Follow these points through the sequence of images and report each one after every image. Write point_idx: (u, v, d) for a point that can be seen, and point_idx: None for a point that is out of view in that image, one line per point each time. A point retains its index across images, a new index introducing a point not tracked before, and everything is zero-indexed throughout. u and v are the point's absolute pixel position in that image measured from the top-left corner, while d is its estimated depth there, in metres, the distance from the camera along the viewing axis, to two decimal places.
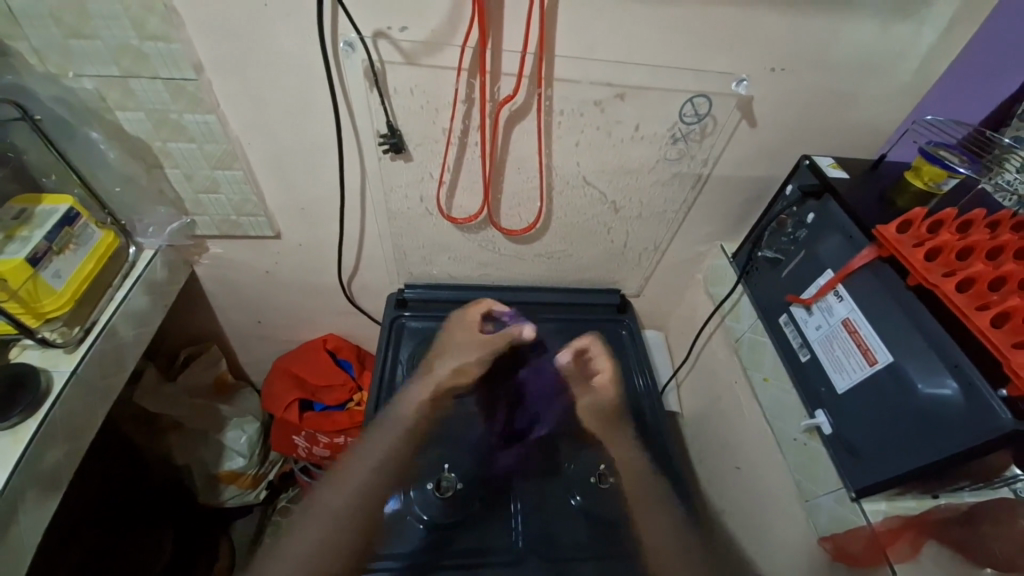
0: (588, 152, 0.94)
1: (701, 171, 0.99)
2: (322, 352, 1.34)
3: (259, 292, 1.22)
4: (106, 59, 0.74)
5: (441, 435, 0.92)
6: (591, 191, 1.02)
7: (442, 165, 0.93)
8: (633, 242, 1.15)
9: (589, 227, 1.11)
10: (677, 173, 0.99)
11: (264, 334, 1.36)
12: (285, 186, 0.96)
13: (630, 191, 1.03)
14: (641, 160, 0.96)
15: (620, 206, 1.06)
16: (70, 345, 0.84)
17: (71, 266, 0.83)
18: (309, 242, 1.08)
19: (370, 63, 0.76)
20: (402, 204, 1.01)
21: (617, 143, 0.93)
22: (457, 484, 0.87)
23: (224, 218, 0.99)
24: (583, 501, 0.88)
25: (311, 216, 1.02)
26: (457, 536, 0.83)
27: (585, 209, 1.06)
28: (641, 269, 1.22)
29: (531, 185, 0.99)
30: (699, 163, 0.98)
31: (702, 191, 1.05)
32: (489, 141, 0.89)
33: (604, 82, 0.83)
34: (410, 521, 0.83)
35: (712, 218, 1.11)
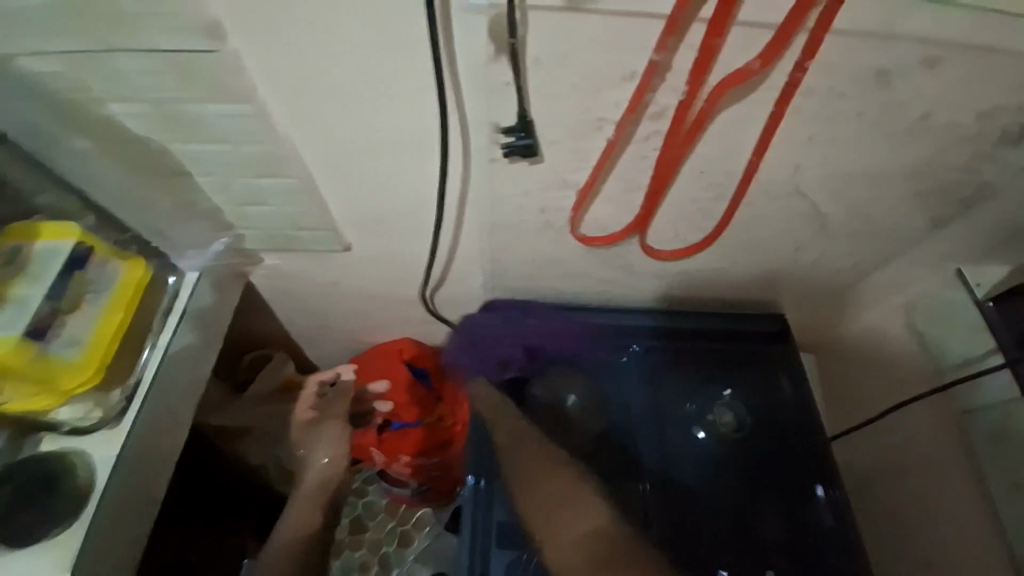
0: (827, 152, 0.58)
1: (996, 179, 0.62)
2: (397, 362, 1.13)
3: (321, 303, 0.99)
4: (75, 24, 0.46)
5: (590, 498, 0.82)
6: (801, 205, 0.67)
7: (592, 179, 0.60)
8: (831, 264, 0.81)
9: (773, 247, 0.76)
10: (954, 180, 0.62)
11: (330, 338, 1.17)
12: (352, 197, 0.66)
13: (862, 205, 0.67)
14: (906, 162, 0.59)
15: (837, 223, 0.70)
16: (110, 417, 0.67)
17: (89, 325, 0.62)
18: (384, 258, 0.81)
19: (507, 18, 0.43)
20: (513, 217, 0.70)
21: (882, 137, 0.56)
22: None
23: (277, 233, 0.74)
24: None
25: (387, 232, 0.73)
26: None
27: (778, 227, 0.72)
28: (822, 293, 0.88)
29: (715, 198, 0.65)
30: (1000, 168, 0.60)
31: (975, 205, 0.67)
32: (677, 142, 0.55)
33: (909, 37, 0.46)
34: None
35: (966, 239, 0.73)
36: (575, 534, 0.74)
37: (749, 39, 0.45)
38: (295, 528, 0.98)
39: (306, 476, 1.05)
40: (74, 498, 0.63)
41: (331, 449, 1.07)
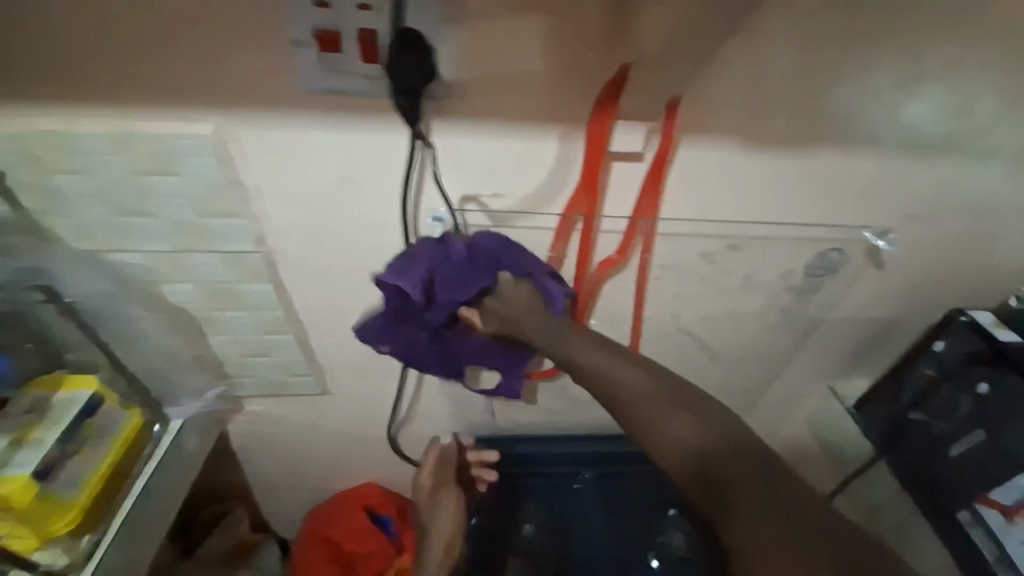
0: (686, 303, 0.82)
1: (818, 316, 0.86)
2: (359, 509, 1.15)
3: (294, 445, 1.06)
4: (159, 235, 0.66)
5: None
6: (687, 339, 0.88)
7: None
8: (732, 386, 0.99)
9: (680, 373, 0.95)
10: (788, 317, 0.86)
11: (294, 485, 1.18)
12: (338, 346, 0.82)
13: (732, 337, 0.89)
14: (748, 307, 0.83)
15: (721, 351, 0.91)
16: (77, 568, 0.69)
17: (88, 467, 0.70)
18: (358, 398, 0.93)
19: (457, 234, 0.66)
20: None
21: (724, 291, 0.80)
22: None
23: (269, 379, 0.87)
24: None
25: (364, 374, 0.88)
26: None
27: (681, 357, 0.91)
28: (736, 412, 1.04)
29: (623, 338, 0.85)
30: (816, 308, 0.85)
31: (814, 334, 0.90)
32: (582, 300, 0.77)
33: (717, 237, 0.72)
34: None
35: (824, 361, 0.94)
36: (676, 448, 0.49)
37: (614, 239, 0.70)
38: None
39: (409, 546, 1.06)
40: None
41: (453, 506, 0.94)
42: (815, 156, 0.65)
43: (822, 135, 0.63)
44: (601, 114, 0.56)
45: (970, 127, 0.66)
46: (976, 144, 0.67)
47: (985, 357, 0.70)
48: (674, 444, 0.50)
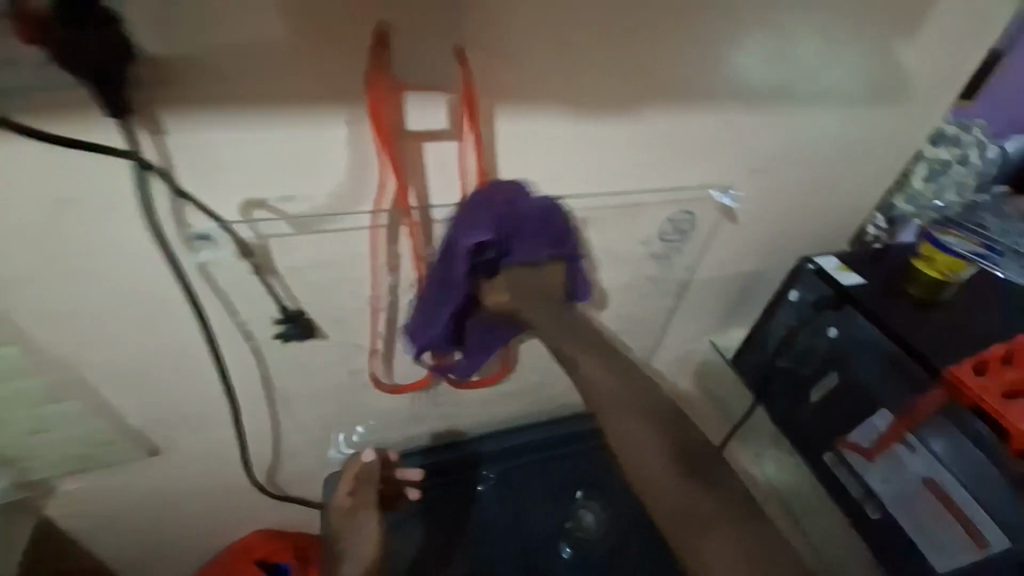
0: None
1: (687, 279, 0.85)
2: (248, 563, 1.01)
3: (143, 516, 0.89)
4: None
5: None
6: None
7: (376, 343, 0.71)
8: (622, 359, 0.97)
9: None
10: (660, 284, 0.83)
11: (163, 555, 1.01)
12: (150, 399, 0.67)
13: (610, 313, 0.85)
14: (618, 281, 0.79)
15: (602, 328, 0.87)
16: None
17: None
18: (203, 450, 0.78)
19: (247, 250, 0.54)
20: (325, 383, 0.75)
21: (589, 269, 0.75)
22: None
23: (68, 456, 0.69)
24: None
25: (199, 424, 0.73)
26: None
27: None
28: None
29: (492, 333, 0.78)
30: (683, 271, 0.83)
31: (688, 296, 0.89)
32: None
33: (567, 213, 0.66)
34: None
35: (703, 320, 0.94)
36: (677, 505, 0.47)
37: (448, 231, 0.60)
38: None
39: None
40: None
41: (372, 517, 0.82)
42: (647, 115, 0.60)
43: (649, 92, 0.58)
44: (375, 94, 0.47)
45: (793, 72, 0.64)
46: (801, 89, 0.66)
47: (833, 300, 0.72)
48: (673, 493, 0.48)
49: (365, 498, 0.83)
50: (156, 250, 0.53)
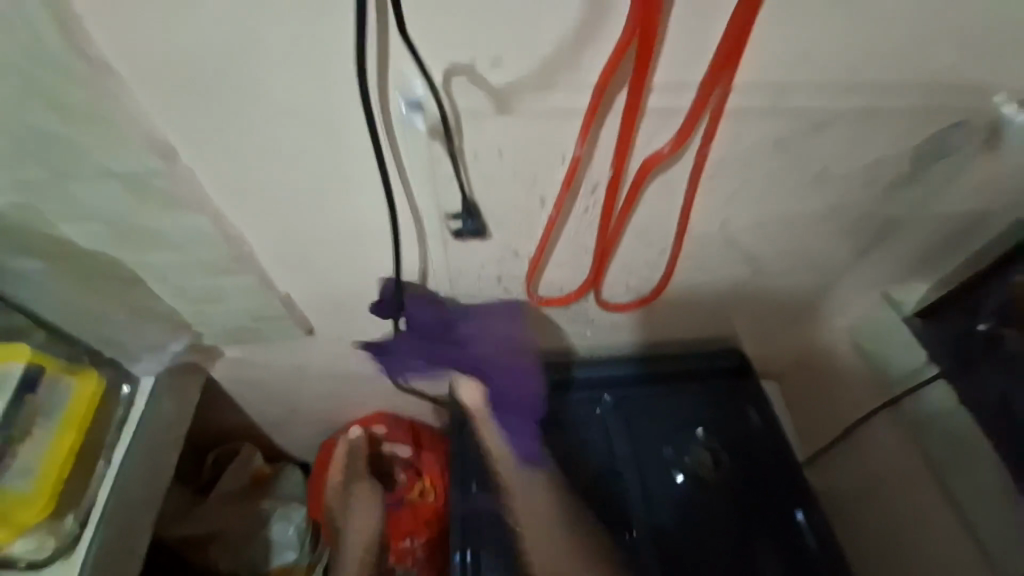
0: (740, 207, 0.65)
1: (897, 210, 0.70)
2: (372, 439, 1.10)
3: (288, 386, 0.97)
4: (24, 159, 0.48)
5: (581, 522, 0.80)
6: (733, 250, 0.73)
7: (539, 249, 0.65)
8: (776, 297, 0.86)
9: (723, 286, 0.81)
10: (862, 215, 0.70)
11: (299, 420, 1.12)
12: (312, 281, 0.68)
13: (789, 243, 0.73)
14: (816, 206, 0.67)
15: (770, 259, 0.76)
16: (65, 549, 0.62)
17: (40, 449, 0.62)
18: (350, 335, 0.81)
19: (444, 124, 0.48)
20: (472, 287, 0.72)
21: (790, 186, 0.63)
22: None
23: (237, 326, 0.74)
24: None
25: (350, 310, 0.75)
26: None
27: (724, 269, 0.77)
28: (777, 323, 0.93)
29: (658, 252, 0.69)
30: (895, 204, 0.69)
31: (887, 234, 0.74)
32: (617, 206, 0.59)
33: (801, 112, 0.53)
34: None
35: (891, 261, 0.80)
36: None
37: (664, 121, 0.51)
38: None
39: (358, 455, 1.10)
40: None
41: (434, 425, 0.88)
42: None
43: None
44: None
45: None
46: None
47: None
48: None
49: (356, 472, 1.08)
50: (345, 120, 0.49)
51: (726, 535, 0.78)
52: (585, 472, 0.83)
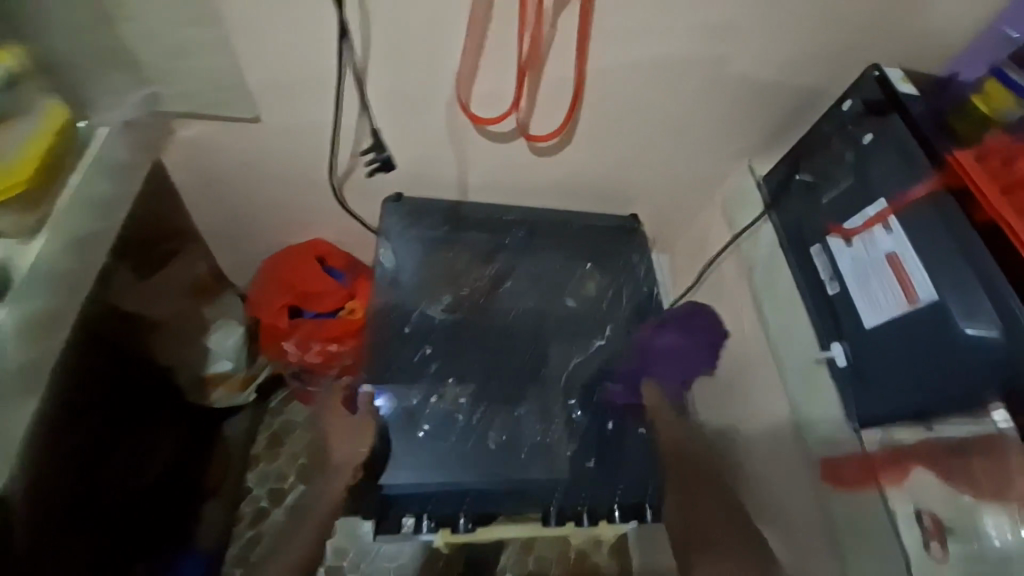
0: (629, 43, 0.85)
1: (743, 76, 0.91)
2: (310, 258, 1.23)
3: (238, 190, 1.08)
4: None
5: (471, 355, 0.96)
6: (622, 87, 0.92)
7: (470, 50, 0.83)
8: (662, 157, 1.07)
9: (616, 132, 1.01)
10: (719, 76, 0.91)
11: (243, 238, 1.23)
12: (266, 56, 0.80)
13: (663, 93, 0.94)
14: (681, 56, 0.88)
15: (648, 104, 0.96)
16: (24, 236, 0.75)
17: (16, 143, 0.73)
18: (294, 130, 0.92)
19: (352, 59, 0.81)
20: (410, 85, 0.87)
21: (666, 28, 0.83)
22: (473, 418, 0.90)
23: (192, 92, 0.84)
24: (584, 415, 0.93)
25: (296, 98, 0.87)
26: (478, 451, 0.88)
27: (621, 110, 0.96)
28: (660, 186, 1.14)
29: (564, 77, 0.88)
30: (739, 72, 0.91)
31: (739, 100, 0.96)
32: (533, 12, 0.78)
33: None
34: (413, 429, 0.88)
35: (747, 131, 1.01)
36: None
37: None
38: None
39: (329, 486, 0.96)
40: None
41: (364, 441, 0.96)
42: None
43: None
44: None
45: None
46: None
47: (879, 106, 0.78)
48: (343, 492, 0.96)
49: None
50: None
51: (583, 333, 1.01)
52: (480, 300, 1.01)
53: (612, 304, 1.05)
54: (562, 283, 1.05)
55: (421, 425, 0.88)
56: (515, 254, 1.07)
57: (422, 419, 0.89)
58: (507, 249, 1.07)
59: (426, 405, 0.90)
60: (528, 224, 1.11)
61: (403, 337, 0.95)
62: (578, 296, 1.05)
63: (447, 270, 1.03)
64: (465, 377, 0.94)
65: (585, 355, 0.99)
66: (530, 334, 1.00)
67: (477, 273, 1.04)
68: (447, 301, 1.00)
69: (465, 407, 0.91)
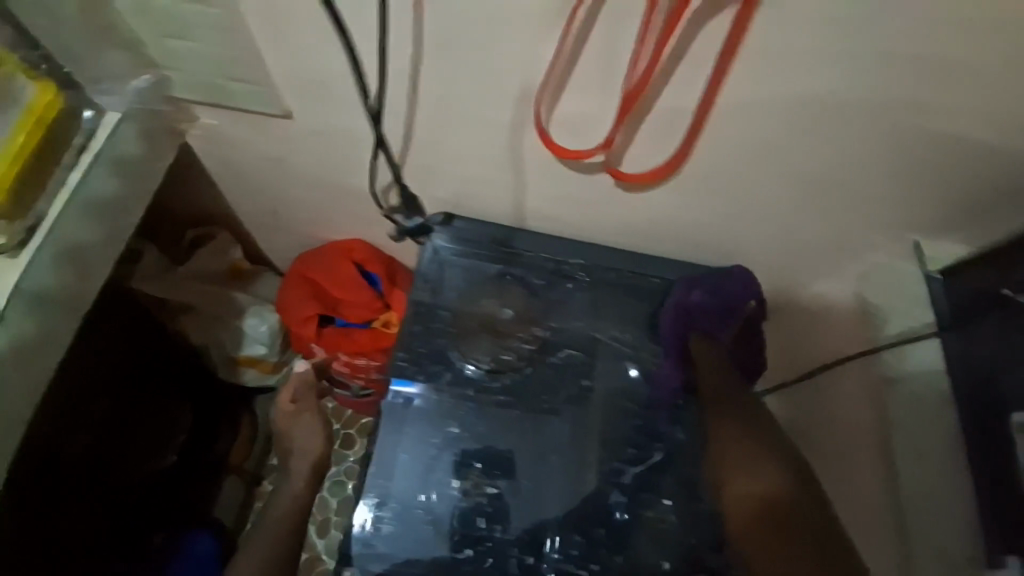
0: (757, 60, 0.62)
1: (909, 120, 0.67)
2: (347, 262, 1.09)
3: (268, 190, 0.94)
4: None
5: (504, 426, 0.80)
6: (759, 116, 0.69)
7: (560, 61, 0.62)
8: (784, 210, 0.83)
9: (730, 175, 0.77)
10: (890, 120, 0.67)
11: (279, 228, 1.10)
12: (289, 48, 0.64)
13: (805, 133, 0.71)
14: (834, 87, 0.64)
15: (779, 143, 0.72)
16: (13, 248, 0.64)
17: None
18: (325, 133, 0.76)
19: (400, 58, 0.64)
20: (471, 93, 0.67)
21: (815, 45, 0.60)
22: (500, 507, 0.76)
23: (206, 78, 0.71)
24: (629, 520, 0.78)
25: (330, 97, 0.70)
26: (495, 549, 0.75)
27: (738, 145, 0.73)
28: (776, 246, 0.89)
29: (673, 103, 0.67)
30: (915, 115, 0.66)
31: (907, 152, 0.71)
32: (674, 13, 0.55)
33: None
34: (420, 499, 0.76)
35: (909, 192, 0.77)
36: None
37: None
38: (285, 515, 1.04)
39: (285, 490, 1.08)
40: None
41: (305, 444, 1.12)
42: None
43: None
44: None
45: None
46: None
47: None
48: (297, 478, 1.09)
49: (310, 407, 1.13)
50: None
51: (648, 430, 0.83)
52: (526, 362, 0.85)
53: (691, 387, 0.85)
54: (630, 354, 0.87)
55: (429, 496, 0.76)
56: (573, 303, 0.89)
57: (431, 488, 0.76)
58: (564, 295, 0.89)
59: (442, 485, 0.77)
60: (597, 269, 0.90)
61: (432, 401, 0.81)
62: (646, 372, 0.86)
63: (500, 312, 0.87)
64: (496, 455, 0.79)
65: (641, 446, 0.82)
66: (581, 415, 0.82)
67: (529, 325, 0.87)
68: (490, 363, 0.84)
69: (492, 492, 0.77)
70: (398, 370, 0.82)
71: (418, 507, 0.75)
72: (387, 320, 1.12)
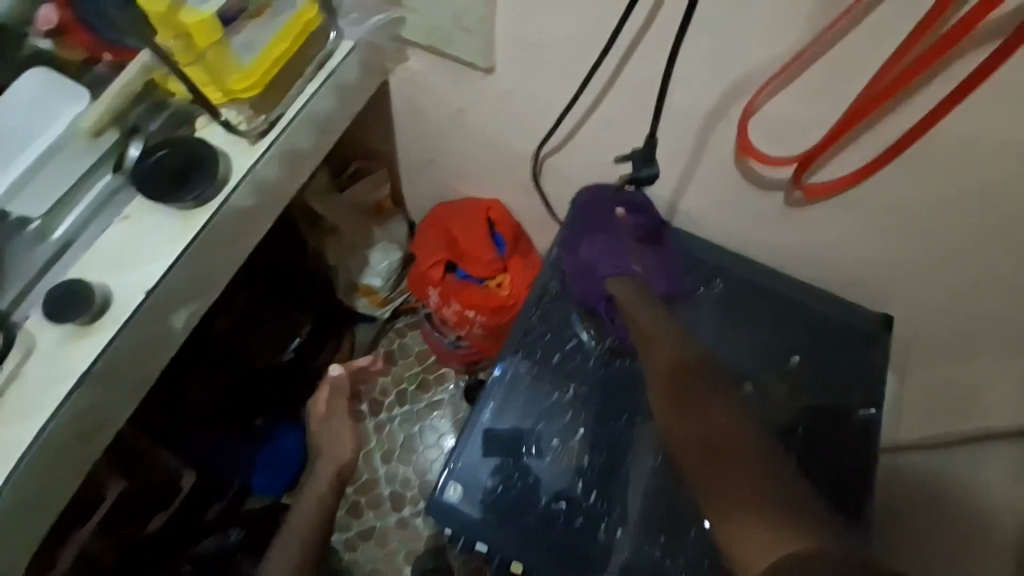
0: (998, 96, 0.59)
1: None
2: (482, 219, 1.16)
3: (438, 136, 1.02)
4: None
5: (611, 405, 0.82)
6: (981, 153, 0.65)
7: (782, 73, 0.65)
8: (968, 261, 0.77)
9: (917, 209, 0.74)
10: None
11: (429, 173, 1.17)
12: (527, 6, 0.70)
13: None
14: None
15: (994, 187, 0.67)
16: (252, 136, 0.73)
17: (265, 38, 0.72)
18: (519, 91, 0.82)
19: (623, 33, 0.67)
20: (681, 80, 0.71)
21: None
22: (591, 478, 0.79)
23: (435, 23, 0.78)
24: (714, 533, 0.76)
25: (540, 59, 0.76)
26: (577, 515, 0.77)
27: (940, 180, 0.70)
28: (940, 295, 0.83)
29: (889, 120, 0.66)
30: None
31: None
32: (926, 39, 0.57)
33: None
34: (519, 452, 0.80)
35: None
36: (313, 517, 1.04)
37: None
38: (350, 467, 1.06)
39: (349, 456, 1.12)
40: (216, 183, 0.71)
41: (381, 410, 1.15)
42: None
43: None
44: None
45: None
46: None
47: None
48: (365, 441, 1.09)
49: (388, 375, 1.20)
50: None
51: None
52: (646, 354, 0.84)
53: (808, 416, 0.83)
54: (749, 370, 0.85)
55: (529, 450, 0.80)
56: (697, 306, 0.88)
57: (530, 445, 0.80)
58: (693, 297, 0.89)
59: (542, 441, 0.80)
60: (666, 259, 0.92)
61: (549, 364, 0.84)
62: (762, 390, 0.84)
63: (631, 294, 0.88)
64: (597, 429, 0.81)
65: None
66: None
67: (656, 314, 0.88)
68: (612, 342, 0.86)
69: (584, 462, 0.79)
70: (525, 323, 0.87)
71: (520, 451, 0.80)
72: (504, 281, 1.18)
